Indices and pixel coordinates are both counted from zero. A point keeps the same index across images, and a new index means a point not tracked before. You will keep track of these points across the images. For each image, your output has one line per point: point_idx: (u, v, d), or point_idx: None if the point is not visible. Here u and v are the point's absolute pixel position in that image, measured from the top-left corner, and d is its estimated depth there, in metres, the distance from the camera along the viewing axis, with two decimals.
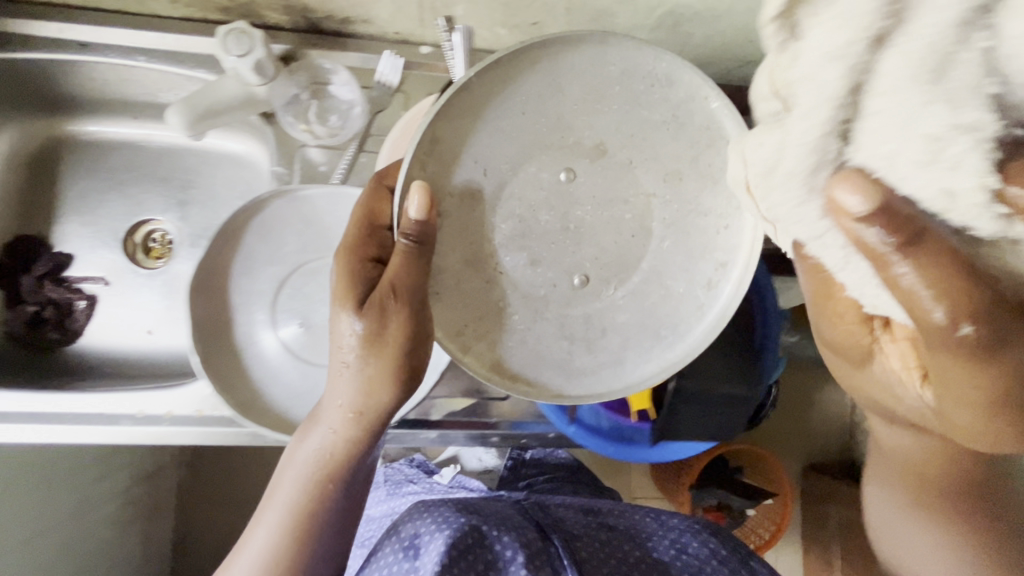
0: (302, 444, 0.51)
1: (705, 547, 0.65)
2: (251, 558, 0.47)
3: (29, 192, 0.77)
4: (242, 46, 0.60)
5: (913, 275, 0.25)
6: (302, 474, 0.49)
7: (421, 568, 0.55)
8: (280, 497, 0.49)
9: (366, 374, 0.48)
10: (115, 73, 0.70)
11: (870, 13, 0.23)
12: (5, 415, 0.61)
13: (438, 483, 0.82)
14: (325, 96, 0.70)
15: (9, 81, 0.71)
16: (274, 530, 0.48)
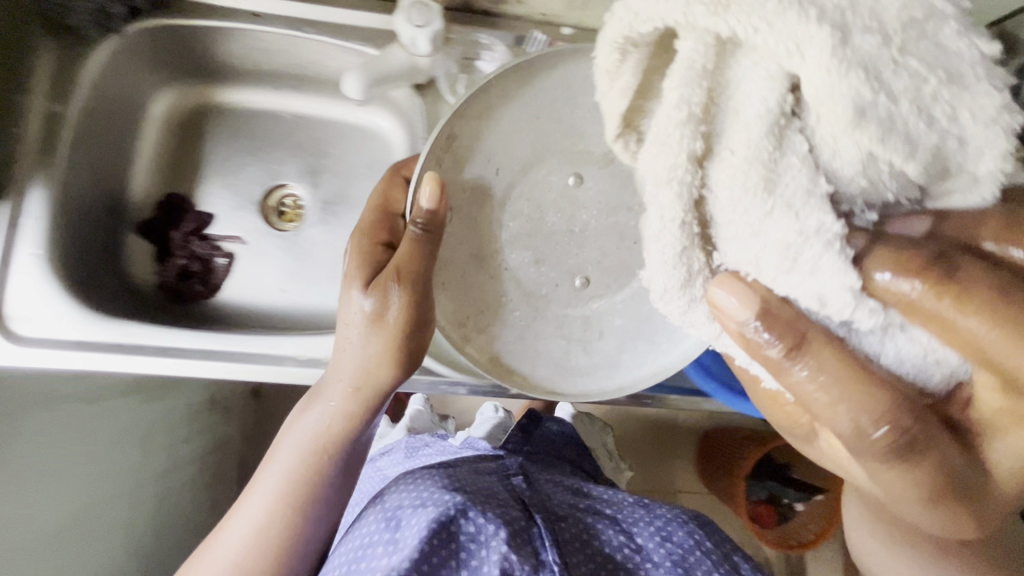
0: (304, 416, 0.57)
1: (687, 534, 0.69)
2: (250, 516, 0.55)
3: (177, 152, 0.86)
4: (423, 17, 0.68)
5: (808, 375, 0.32)
6: (301, 445, 0.56)
7: (400, 540, 0.57)
8: (277, 464, 0.56)
9: (368, 357, 0.54)
10: (277, 44, 0.79)
11: (684, 134, 0.30)
12: (182, 345, 0.66)
13: (448, 446, 0.84)
14: (472, 70, 0.77)
15: (175, 47, 0.79)
16: (268, 500, 0.55)
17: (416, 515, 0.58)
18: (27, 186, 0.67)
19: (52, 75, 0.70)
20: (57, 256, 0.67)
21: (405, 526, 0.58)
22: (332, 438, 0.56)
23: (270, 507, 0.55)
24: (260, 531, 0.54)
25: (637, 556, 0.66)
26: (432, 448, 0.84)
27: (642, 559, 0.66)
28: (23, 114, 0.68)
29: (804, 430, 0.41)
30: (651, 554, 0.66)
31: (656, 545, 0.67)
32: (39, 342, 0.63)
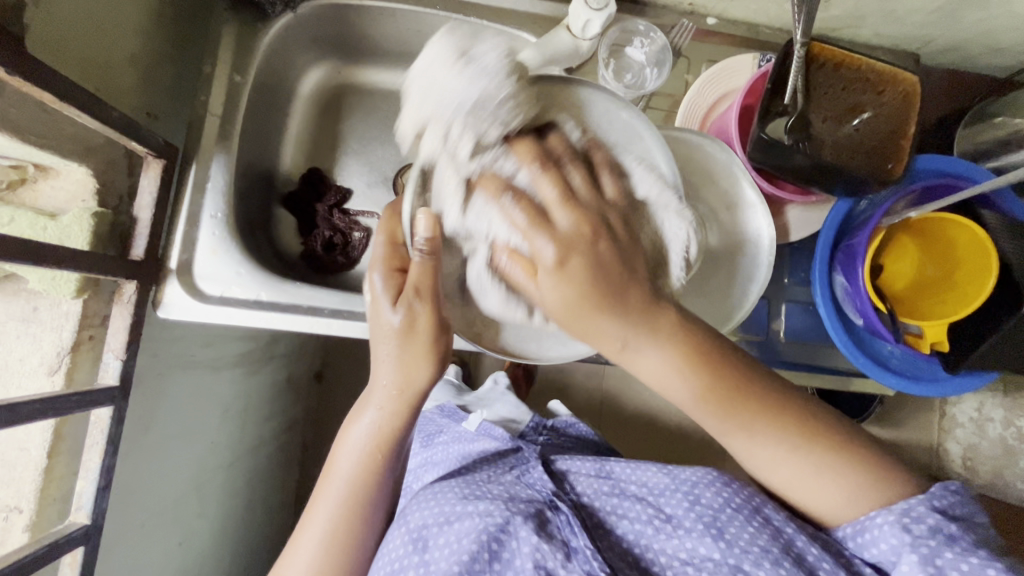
0: (355, 423, 0.62)
1: (717, 497, 0.62)
2: (321, 523, 0.62)
3: (322, 127, 0.90)
4: (599, 1, 0.70)
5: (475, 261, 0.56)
6: (359, 454, 0.61)
7: (431, 562, 0.62)
8: (338, 475, 0.62)
9: (405, 357, 0.57)
10: (431, 26, 0.82)
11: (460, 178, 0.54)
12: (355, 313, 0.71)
13: (465, 432, 0.85)
14: (621, 57, 0.80)
15: (331, 26, 0.81)
16: (336, 502, 0.62)
17: (443, 535, 0.64)
18: (212, 151, 0.72)
19: (236, 46, 0.74)
20: (234, 218, 0.72)
21: (433, 548, 0.63)
22: (390, 442, 0.61)
23: (342, 504, 0.62)
24: (333, 528, 0.62)
25: (669, 527, 0.62)
26: (450, 433, 0.86)
27: (674, 531, 0.62)
28: (212, 83, 0.73)
29: (593, 329, 0.53)
30: (681, 523, 0.62)
31: (686, 511, 0.62)
32: (218, 300, 0.69)
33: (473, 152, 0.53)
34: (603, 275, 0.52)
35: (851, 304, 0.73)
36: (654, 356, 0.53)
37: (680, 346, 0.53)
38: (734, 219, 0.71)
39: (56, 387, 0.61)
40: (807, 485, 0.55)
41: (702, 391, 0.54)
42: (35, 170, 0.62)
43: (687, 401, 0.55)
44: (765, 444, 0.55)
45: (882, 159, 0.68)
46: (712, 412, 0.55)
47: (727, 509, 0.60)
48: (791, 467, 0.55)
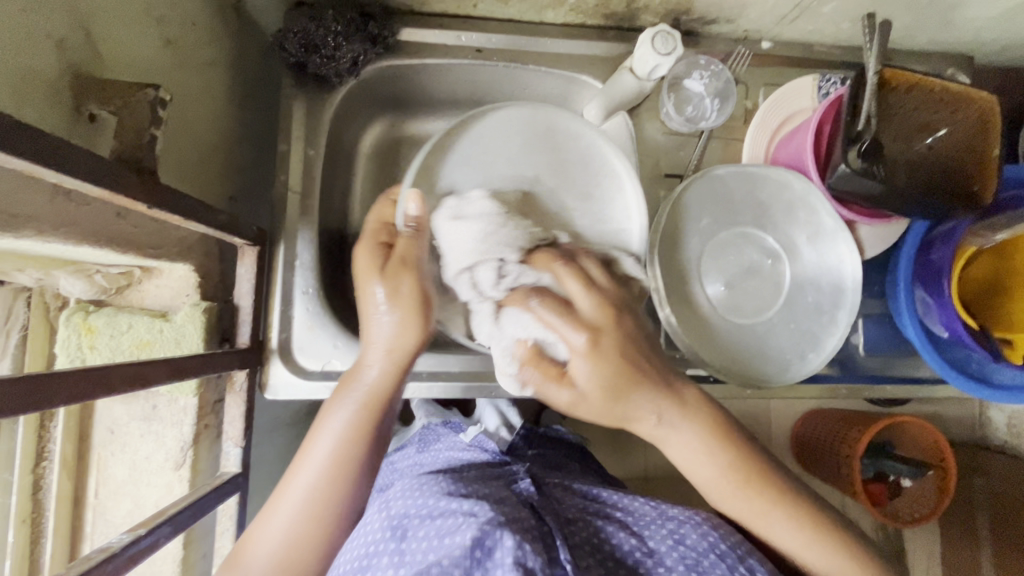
0: (345, 385, 0.58)
1: (703, 538, 0.56)
2: (309, 480, 0.56)
3: (382, 182, 0.88)
4: (667, 45, 0.69)
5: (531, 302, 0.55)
6: (355, 408, 0.57)
7: (409, 550, 0.53)
8: (326, 432, 0.57)
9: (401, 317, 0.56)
10: (489, 75, 0.80)
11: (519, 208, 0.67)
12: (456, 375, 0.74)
13: (458, 441, 0.74)
14: (681, 90, 0.81)
15: (387, 84, 0.80)
16: (320, 469, 0.57)
17: (424, 528, 0.54)
18: (296, 228, 0.73)
19: (307, 120, 0.74)
20: (324, 291, 0.74)
21: (415, 537, 0.54)
22: (381, 402, 0.57)
23: (331, 465, 0.56)
24: (316, 494, 0.56)
25: (649, 561, 0.55)
26: (443, 442, 0.75)
27: (654, 565, 0.55)
28: (288, 161, 0.73)
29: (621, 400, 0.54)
30: (660, 559, 0.55)
31: (670, 548, 0.56)
32: (320, 374, 0.71)
33: (498, 280, 0.57)
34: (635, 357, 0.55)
35: (932, 317, 0.74)
36: (689, 436, 0.57)
37: (705, 424, 0.58)
38: (812, 248, 0.73)
39: (184, 481, 0.63)
40: (819, 552, 0.59)
41: (730, 471, 0.59)
42: (140, 272, 0.62)
43: (712, 476, 0.59)
44: (779, 514, 0.59)
45: (965, 182, 0.69)
46: (747, 491, 0.59)
47: (711, 553, 0.54)
48: (800, 533, 0.59)
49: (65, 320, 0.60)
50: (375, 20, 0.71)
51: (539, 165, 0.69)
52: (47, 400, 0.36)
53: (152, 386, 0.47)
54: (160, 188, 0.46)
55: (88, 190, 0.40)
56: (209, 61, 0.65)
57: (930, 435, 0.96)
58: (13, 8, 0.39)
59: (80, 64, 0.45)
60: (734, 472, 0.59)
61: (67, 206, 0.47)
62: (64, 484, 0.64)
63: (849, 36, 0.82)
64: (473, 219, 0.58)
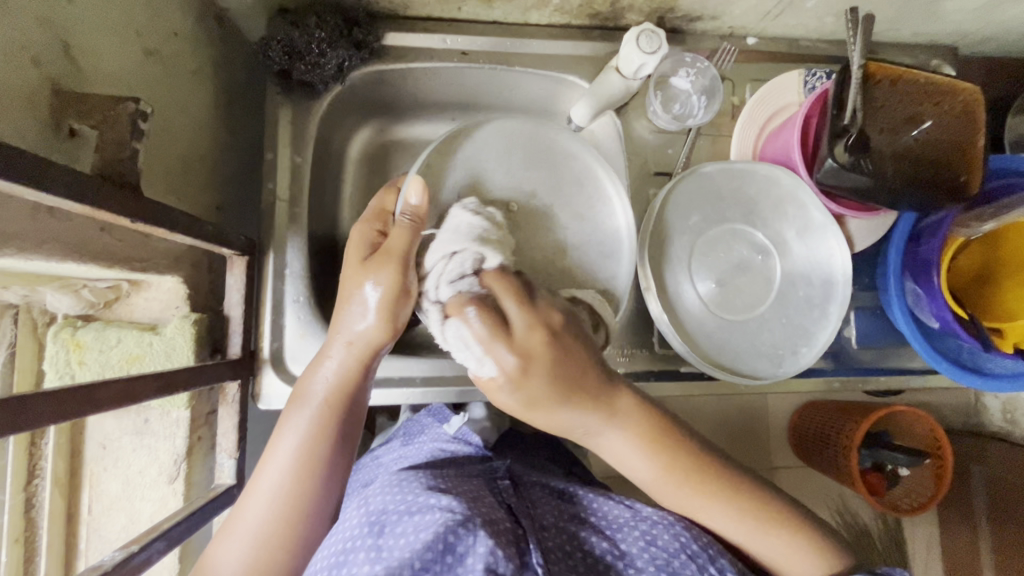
0: (308, 380, 0.58)
1: (674, 539, 0.56)
2: (271, 479, 0.56)
3: (371, 187, 0.88)
4: (652, 44, 0.69)
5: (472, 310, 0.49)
6: (314, 411, 0.57)
7: (387, 547, 0.51)
8: (289, 430, 0.57)
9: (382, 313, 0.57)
10: (475, 77, 0.80)
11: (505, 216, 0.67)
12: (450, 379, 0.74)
13: (443, 433, 0.73)
14: (667, 88, 0.81)
15: (373, 90, 0.79)
16: (283, 465, 0.56)
17: (402, 524, 0.52)
18: (285, 237, 0.72)
19: (293, 127, 0.74)
20: (315, 299, 0.73)
21: (391, 533, 0.52)
22: (339, 404, 0.58)
23: (296, 467, 0.56)
24: (287, 496, 0.55)
25: (620, 563, 0.55)
26: (429, 433, 0.74)
27: (624, 568, 0.55)
28: (275, 169, 0.73)
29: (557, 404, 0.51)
30: (633, 561, 0.55)
31: (641, 550, 0.55)
32: None
33: (451, 282, 0.53)
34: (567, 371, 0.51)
35: (924, 309, 0.74)
36: (618, 440, 0.56)
37: (643, 419, 0.56)
38: (800, 242, 0.73)
39: (178, 494, 0.63)
40: (772, 544, 0.58)
41: (693, 477, 0.58)
42: (128, 285, 0.61)
43: (652, 473, 0.58)
44: (724, 507, 0.58)
45: (954, 172, 0.69)
46: (690, 482, 0.58)
47: (682, 553, 0.54)
48: (749, 525, 0.58)
49: (53, 336, 0.60)
50: (358, 26, 0.71)
51: (536, 180, 0.69)
52: (35, 420, 0.36)
53: (142, 401, 0.46)
54: (143, 202, 0.45)
55: (70, 207, 0.40)
56: (192, 71, 0.64)
57: (928, 426, 0.95)
58: None
59: (59, 78, 0.45)
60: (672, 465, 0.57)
61: (51, 223, 0.46)
62: (57, 502, 0.64)
63: (833, 30, 0.82)
64: (463, 214, 0.57)
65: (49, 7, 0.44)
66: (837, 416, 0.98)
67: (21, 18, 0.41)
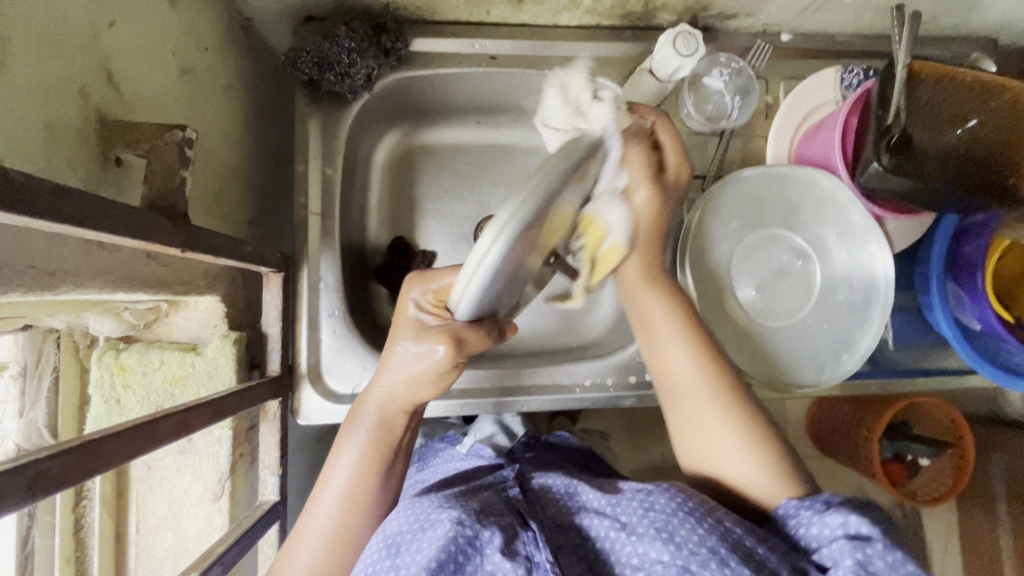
0: (364, 401, 0.58)
1: (671, 500, 0.50)
2: (333, 497, 0.56)
3: (397, 193, 0.86)
4: (689, 46, 0.66)
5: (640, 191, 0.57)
6: (369, 434, 0.57)
7: (403, 567, 0.48)
8: (351, 446, 0.57)
9: (417, 377, 0.54)
10: (504, 81, 0.78)
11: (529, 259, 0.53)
12: (482, 391, 0.74)
13: (455, 453, 0.73)
14: (700, 88, 0.79)
15: (400, 95, 0.78)
16: (338, 491, 0.56)
17: (417, 541, 0.49)
18: (319, 250, 0.72)
19: (323, 138, 0.73)
20: (349, 312, 0.73)
21: (408, 550, 0.49)
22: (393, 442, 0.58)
23: (350, 486, 0.56)
24: (338, 519, 0.55)
25: (622, 536, 0.50)
26: (442, 456, 0.74)
27: (627, 537, 0.49)
28: (306, 182, 0.72)
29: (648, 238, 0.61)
30: (634, 528, 0.50)
31: (640, 516, 0.50)
32: (350, 396, 0.70)
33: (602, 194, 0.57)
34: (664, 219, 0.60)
35: (966, 310, 0.73)
36: (657, 305, 0.60)
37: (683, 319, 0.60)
38: (839, 245, 0.72)
39: (224, 513, 0.63)
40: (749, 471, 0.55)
41: (704, 366, 0.59)
42: (166, 306, 0.61)
43: (667, 325, 0.60)
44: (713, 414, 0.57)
45: (1001, 176, 0.68)
46: (682, 337, 0.60)
47: (679, 512, 0.49)
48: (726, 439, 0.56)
49: (97, 359, 0.60)
50: (387, 33, 0.69)
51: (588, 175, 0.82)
52: (102, 465, 0.35)
53: (197, 429, 0.46)
54: (192, 232, 0.44)
55: (125, 244, 0.39)
56: (224, 86, 0.63)
57: (947, 415, 0.94)
58: (35, 58, 0.38)
59: (103, 106, 0.44)
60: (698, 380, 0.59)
61: (102, 255, 0.46)
62: (105, 523, 0.64)
63: (870, 25, 0.80)
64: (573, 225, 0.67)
65: (91, 34, 0.43)
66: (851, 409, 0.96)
67: (65, 48, 0.40)
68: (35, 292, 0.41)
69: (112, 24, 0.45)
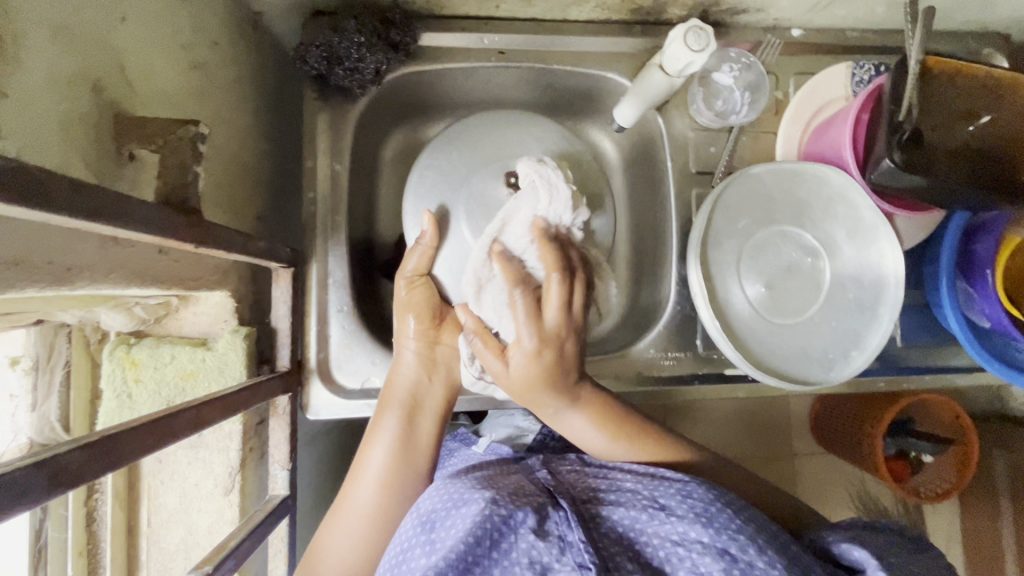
0: (398, 370, 0.67)
1: (708, 491, 0.51)
2: (376, 463, 0.61)
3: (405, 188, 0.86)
4: (700, 42, 0.65)
5: (540, 333, 0.60)
6: (404, 398, 0.64)
7: (438, 545, 0.47)
8: (391, 411, 0.64)
9: (420, 310, 0.68)
10: (512, 76, 0.78)
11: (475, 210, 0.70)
12: (493, 386, 0.74)
13: (471, 453, 0.74)
14: (710, 84, 0.79)
15: (408, 91, 0.77)
16: (384, 453, 0.61)
17: (452, 518, 0.48)
18: (327, 246, 0.72)
19: (331, 133, 0.72)
20: (358, 308, 0.73)
21: (442, 526, 0.48)
22: (418, 391, 0.65)
23: (392, 449, 0.61)
24: (386, 473, 0.60)
25: (660, 514, 0.49)
26: (457, 456, 0.75)
27: (666, 516, 0.48)
28: (315, 178, 0.72)
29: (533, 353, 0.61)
30: (672, 510, 0.49)
31: (678, 500, 0.50)
32: (360, 392, 0.70)
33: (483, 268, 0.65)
34: (560, 369, 0.60)
35: (975, 308, 0.73)
36: (578, 420, 0.62)
37: (593, 406, 0.63)
38: (851, 244, 0.72)
39: (234, 507, 0.63)
40: (624, 464, 0.62)
41: (609, 434, 0.62)
42: (177, 301, 0.61)
43: (588, 433, 0.63)
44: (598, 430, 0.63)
45: (1014, 170, 0.67)
46: (580, 412, 0.62)
47: (717, 503, 0.49)
48: (619, 453, 0.62)
49: (109, 354, 0.61)
50: (396, 27, 0.69)
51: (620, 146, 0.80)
52: (121, 458, 0.35)
53: (211, 425, 0.46)
54: (206, 227, 0.44)
55: (139, 239, 0.39)
56: (233, 80, 0.63)
57: (950, 411, 0.94)
58: (49, 53, 0.37)
59: (116, 101, 0.44)
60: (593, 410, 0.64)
61: (116, 251, 0.46)
62: (117, 516, 0.65)
63: (883, 20, 0.79)
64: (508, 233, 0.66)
65: (103, 29, 0.43)
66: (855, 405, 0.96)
67: (78, 43, 0.40)
68: (51, 288, 0.41)
69: (123, 19, 0.45)
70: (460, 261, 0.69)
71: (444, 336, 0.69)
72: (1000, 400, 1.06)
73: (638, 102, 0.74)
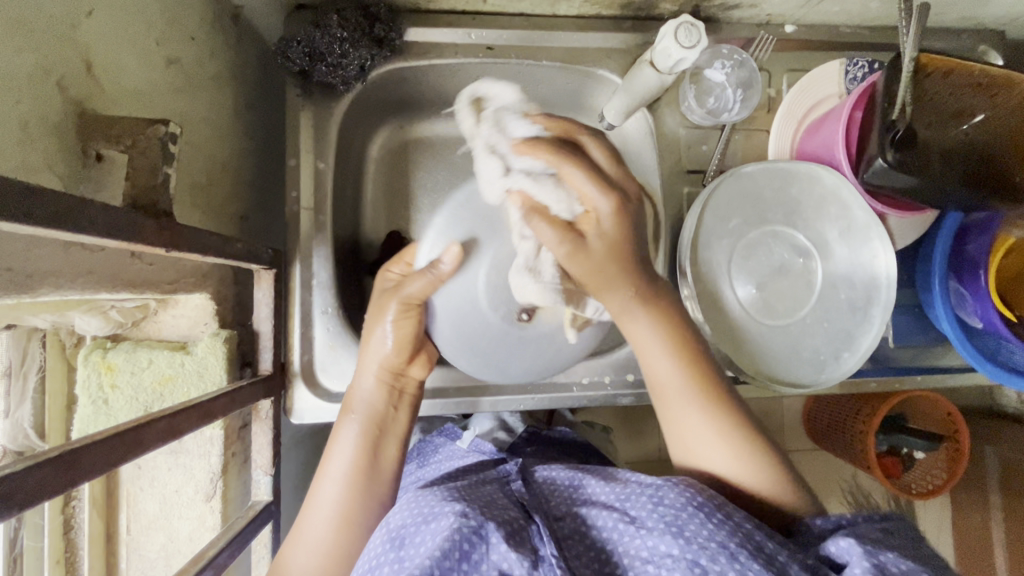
0: (356, 397, 0.63)
1: (680, 495, 0.49)
2: (328, 500, 0.59)
3: (392, 187, 0.84)
4: (691, 38, 0.64)
5: (587, 177, 0.53)
6: (359, 427, 0.62)
7: (407, 560, 0.47)
8: (344, 445, 0.61)
9: (401, 340, 0.62)
10: (501, 72, 0.76)
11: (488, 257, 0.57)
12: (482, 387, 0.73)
13: (456, 449, 0.72)
14: (701, 81, 0.77)
15: (394, 87, 0.75)
16: (339, 483, 0.60)
17: (419, 533, 0.48)
18: (311, 246, 0.70)
19: (315, 130, 0.71)
20: (343, 309, 0.71)
21: (412, 543, 0.48)
22: (383, 416, 0.63)
23: (347, 477, 0.60)
24: (341, 504, 0.59)
25: (631, 530, 0.48)
26: (443, 451, 0.73)
27: (636, 531, 0.48)
28: (297, 176, 0.70)
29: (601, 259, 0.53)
30: (643, 523, 0.48)
31: (649, 511, 0.49)
32: (344, 394, 0.69)
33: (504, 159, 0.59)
34: (636, 236, 0.54)
35: (967, 307, 0.73)
36: (644, 325, 0.57)
37: (673, 339, 0.57)
38: (843, 243, 0.71)
39: (215, 513, 0.62)
40: (711, 447, 0.56)
41: (680, 359, 0.57)
42: (154, 304, 0.59)
43: (661, 368, 0.58)
44: (673, 364, 0.57)
45: (1008, 172, 0.66)
46: (665, 354, 0.57)
47: (689, 506, 0.48)
48: (705, 428, 0.56)
49: (84, 359, 0.59)
50: (380, 22, 0.67)
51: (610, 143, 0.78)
52: (86, 474, 0.34)
53: (186, 434, 0.45)
54: (178, 231, 0.43)
55: (107, 243, 0.38)
56: (210, 79, 0.61)
57: (943, 408, 0.93)
58: (5, 50, 0.36)
59: (82, 99, 0.43)
60: (675, 362, 0.57)
61: (84, 255, 0.45)
62: (95, 522, 0.64)
63: (876, 16, 0.78)
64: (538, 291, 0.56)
65: (67, 24, 0.41)
66: (845, 402, 0.96)
67: (39, 38, 0.38)
68: (12, 295, 0.40)
69: (90, 14, 0.43)
70: (462, 303, 0.58)
71: (411, 368, 0.65)
72: (991, 397, 1.06)
73: (626, 99, 0.72)
